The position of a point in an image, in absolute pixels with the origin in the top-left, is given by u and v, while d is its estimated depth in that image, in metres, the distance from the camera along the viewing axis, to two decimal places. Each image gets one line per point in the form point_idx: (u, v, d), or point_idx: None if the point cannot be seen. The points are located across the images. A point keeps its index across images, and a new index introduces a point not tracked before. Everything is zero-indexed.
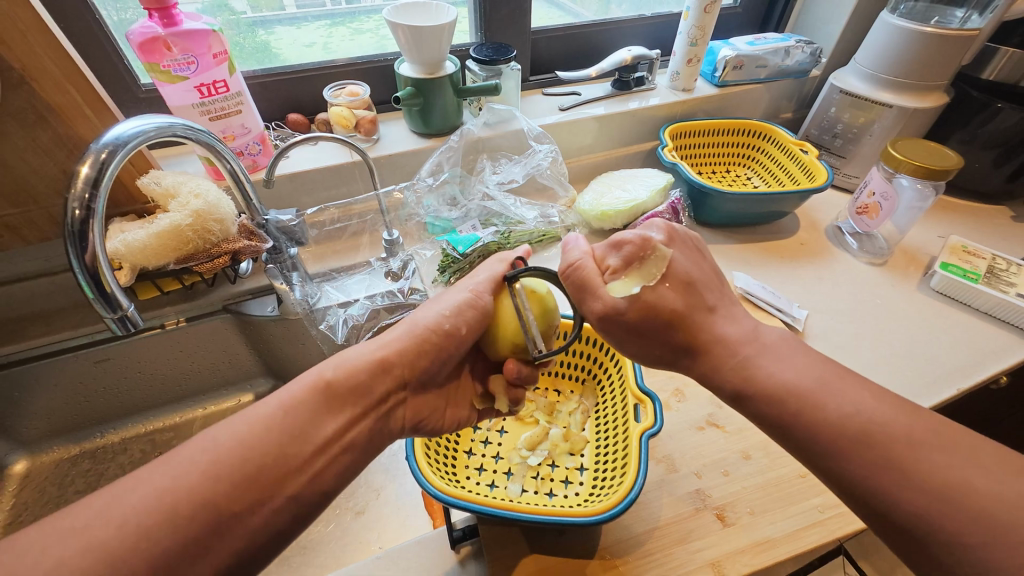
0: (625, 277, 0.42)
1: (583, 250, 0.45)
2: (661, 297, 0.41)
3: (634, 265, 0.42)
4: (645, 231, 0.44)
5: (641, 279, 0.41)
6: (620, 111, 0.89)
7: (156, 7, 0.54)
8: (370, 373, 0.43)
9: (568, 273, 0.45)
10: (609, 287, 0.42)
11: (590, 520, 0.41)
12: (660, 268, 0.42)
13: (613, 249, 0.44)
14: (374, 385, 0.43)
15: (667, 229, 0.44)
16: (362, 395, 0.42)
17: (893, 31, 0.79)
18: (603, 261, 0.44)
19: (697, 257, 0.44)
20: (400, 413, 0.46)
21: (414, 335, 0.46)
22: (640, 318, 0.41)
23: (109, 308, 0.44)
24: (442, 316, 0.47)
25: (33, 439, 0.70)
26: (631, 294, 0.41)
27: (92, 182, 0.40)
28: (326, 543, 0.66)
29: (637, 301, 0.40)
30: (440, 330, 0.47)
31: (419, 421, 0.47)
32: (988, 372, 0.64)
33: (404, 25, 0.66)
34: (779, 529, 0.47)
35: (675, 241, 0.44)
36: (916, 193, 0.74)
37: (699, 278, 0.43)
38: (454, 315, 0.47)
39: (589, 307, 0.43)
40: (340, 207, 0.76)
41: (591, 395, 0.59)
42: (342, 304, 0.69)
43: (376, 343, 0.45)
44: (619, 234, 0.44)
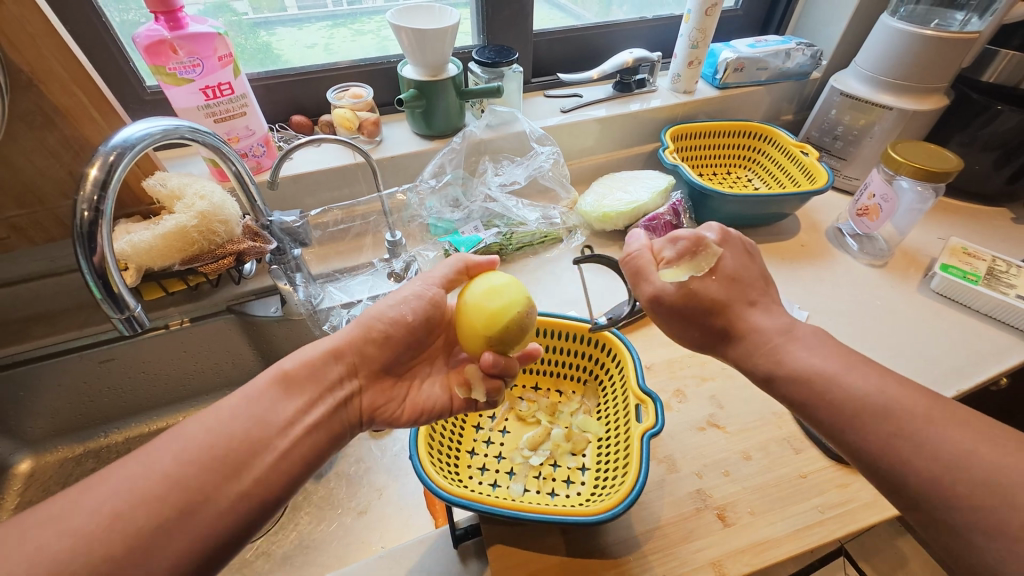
0: (675, 266, 0.44)
1: (642, 242, 0.47)
2: (706, 288, 0.43)
3: (686, 258, 0.45)
4: (701, 230, 0.46)
5: (691, 270, 0.44)
6: (621, 113, 0.89)
7: (163, 11, 0.54)
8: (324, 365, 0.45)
9: (626, 259, 0.47)
10: (660, 274, 0.44)
11: (593, 520, 0.42)
12: (711, 263, 0.44)
13: (668, 242, 0.46)
14: (326, 375, 0.44)
15: (722, 231, 0.46)
16: (315, 381, 0.43)
17: (893, 34, 0.80)
18: (658, 252, 0.46)
19: (750, 259, 0.46)
20: (356, 404, 0.46)
21: (359, 325, 0.47)
22: (686, 303, 0.43)
23: (117, 309, 0.45)
24: (386, 305, 0.48)
25: (37, 438, 0.71)
26: (680, 281, 0.43)
27: (101, 184, 0.40)
28: (329, 542, 0.67)
29: (685, 289, 0.43)
30: (384, 318, 0.48)
31: (377, 411, 0.48)
32: (988, 373, 0.64)
33: (407, 28, 0.66)
34: (779, 529, 0.47)
35: (729, 242, 0.46)
36: (916, 195, 0.75)
37: (745, 275, 0.44)
38: (399, 304, 0.49)
39: (640, 292, 0.45)
40: (344, 208, 0.77)
41: (593, 396, 0.59)
42: (345, 304, 0.71)
43: (331, 337, 0.47)
44: (677, 228, 0.46)
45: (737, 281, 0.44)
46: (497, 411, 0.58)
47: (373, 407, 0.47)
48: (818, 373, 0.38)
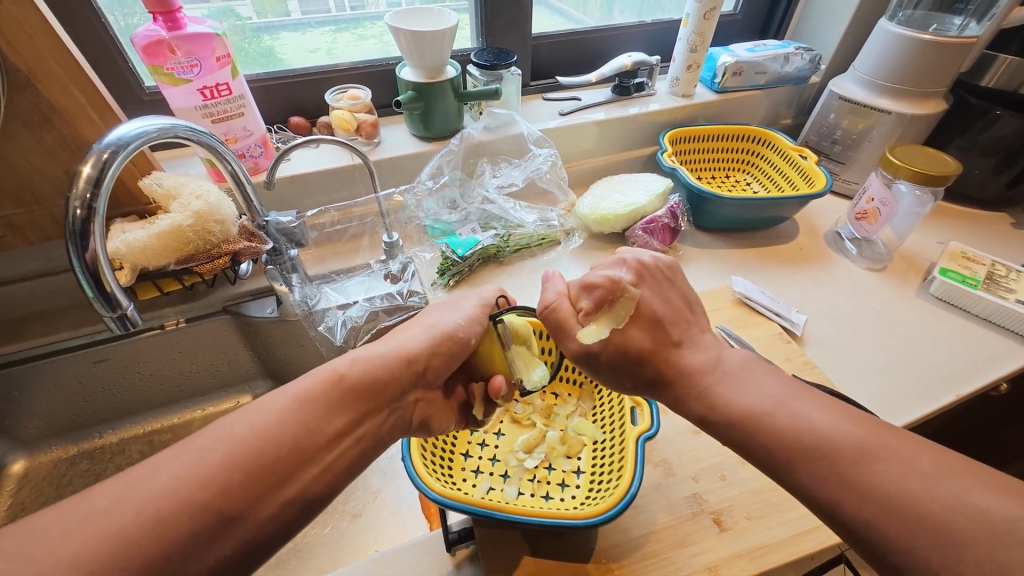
0: (596, 320, 0.44)
1: (558, 291, 0.47)
2: (630, 337, 0.43)
3: (604, 308, 0.45)
4: (614, 273, 0.46)
5: (611, 322, 0.44)
6: (620, 116, 0.89)
7: (161, 11, 0.55)
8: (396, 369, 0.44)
9: (546, 313, 0.46)
10: (580, 330, 0.44)
11: (587, 522, 0.41)
12: (628, 310, 0.44)
13: (584, 290, 0.46)
14: (395, 383, 0.44)
15: (634, 267, 0.47)
16: None
17: (891, 38, 0.80)
18: (576, 302, 0.46)
19: (666, 291, 0.46)
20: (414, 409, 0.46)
21: (432, 338, 0.47)
22: (612, 357, 0.43)
23: (109, 307, 0.45)
24: (458, 324, 0.49)
25: (32, 438, 0.70)
26: (601, 338, 0.43)
27: (94, 182, 0.40)
28: (323, 545, 0.66)
29: (608, 344, 0.43)
30: (455, 336, 0.48)
31: (428, 416, 0.48)
32: (988, 378, 0.64)
33: (404, 31, 0.66)
34: (776, 534, 0.47)
35: (644, 279, 0.46)
36: (915, 199, 0.75)
37: (666, 314, 0.44)
38: (469, 325, 0.49)
39: (565, 346, 0.45)
40: (340, 210, 0.77)
41: (589, 399, 0.58)
42: (341, 305, 0.71)
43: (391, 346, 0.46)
44: (590, 275, 0.46)
45: (664, 322, 0.44)
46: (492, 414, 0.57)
47: (425, 416, 0.47)
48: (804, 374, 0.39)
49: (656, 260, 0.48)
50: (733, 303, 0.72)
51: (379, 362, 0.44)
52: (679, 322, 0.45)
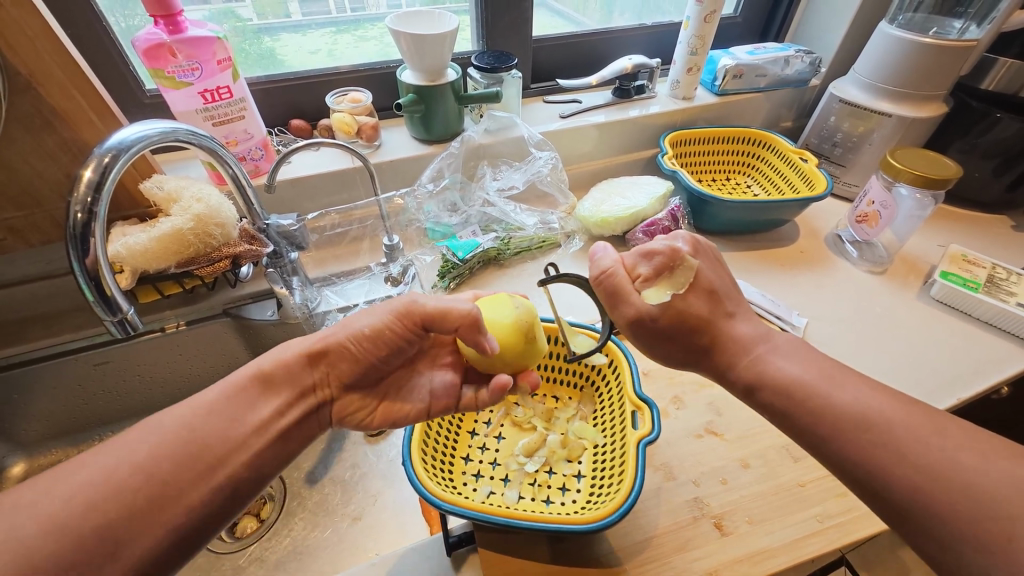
0: (655, 285, 0.44)
1: (614, 257, 0.45)
2: (690, 304, 0.43)
3: (663, 275, 0.44)
4: (674, 242, 0.46)
5: (672, 288, 0.43)
6: (620, 119, 0.90)
7: (162, 14, 0.55)
8: (309, 363, 0.44)
9: (601, 279, 0.45)
10: (641, 294, 0.43)
11: (588, 528, 0.41)
12: (688, 278, 0.44)
13: (642, 257, 0.45)
14: (309, 373, 0.44)
15: (690, 240, 0.47)
16: None
17: (891, 41, 0.80)
18: (634, 268, 0.45)
19: (717, 267, 0.47)
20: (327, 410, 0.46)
21: (335, 341, 0.45)
22: (670, 323, 0.43)
23: (109, 311, 0.44)
24: (362, 327, 0.46)
25: (31, 441, 0.70)
26: (664, 302, 0.43)
27: (94, 186, 0.40)
28: (322, 549, 0.66)
29: (670, 309, 0.43)
30: (357, 340, 0.45)
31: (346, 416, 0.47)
32: (989, 382, 0.64)
33: (405, 34, 0.66)
34: (777, 539, 0.46)
35: (699, 252, 0.46)
36: (915, 202, 0.75)
37: (721, 286, 0.45)
38: (376, 328, 0.46)
39: (621, 312, 0.44)
40: (341, 212, 0.77)
41: (589, 402, 0.58)
42: (341, 309, 0.72)
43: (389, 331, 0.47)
44: (650, 243, 0.45)
45: (719, 293, 0.44)
46: (492, 417, 0.57)
47: (342, 415, 0.47)
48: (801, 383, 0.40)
49: (705, 241, 0.49)
50: None
51: (293, 362, 0.44)
52: (732, 297, 0.45)
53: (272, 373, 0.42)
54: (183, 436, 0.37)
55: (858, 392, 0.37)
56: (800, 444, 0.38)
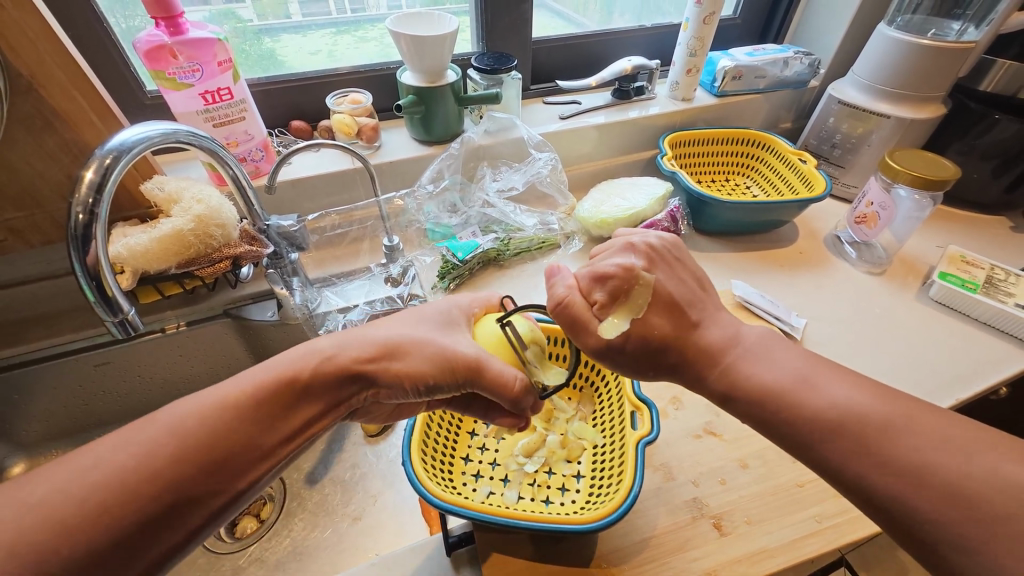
0: (612, 313, 0.43)
1: (569, 284, 0.45)
2: (652, 326, 0.43)
3: (621, 298, 0.43)
4: (625, 261, 0.45)
5: (630, 313, 0.43)
6: (619, 120, 0.90)
7: (163, 16, 0.55)
8: (347, 381, 0.42)
9: (557, 310, 0.44)
10: (599, 325, 0.43)
11: (587, 528, 0.41)
12: (646, 299, 0.43)
13: (597, 282, 0.44)
14: (345, 389, 0.42)
15: (644, 252, 0.46)
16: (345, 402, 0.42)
17: (890, 43, 0.80)
18: (589, 294, 0.44)
19: (678, 272, 0.46)
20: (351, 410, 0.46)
21: (386, 367, 0.42)
22: (634, 347, 0.43)
23: (110, 311, 0.45)
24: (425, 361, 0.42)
25: (32, 441, 0.70)
26: (621, 331, 0.42)
27: (96, 187, 0.40)
28: (322, 549, 0.66)
29: (630, 336, 0.42)
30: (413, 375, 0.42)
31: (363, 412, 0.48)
32: (987, 383, 0.64)
33: (405, 36, 0.67)
34: (776, 539, 0.47)
35: (656, 263, 0.46)
36: (914, 203, 0.75)
37: (681, 296, 0.44)
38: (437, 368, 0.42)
39: (583, 342, 0.43)
40: (341, 213, 0.78)
41: (588, 402, 0.58)
42: (342, 309, 0.72)
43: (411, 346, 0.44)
44: (601, 265, 0.45)
45: (680, 304, 0.44)
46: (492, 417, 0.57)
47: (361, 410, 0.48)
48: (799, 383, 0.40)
49: (663, 241, 0.47)
50: (733, 307, 0.72)
51: (333, 375, 0.41)
52: (694, 304, 0.45)
53: (307, 383, 0.40)
54: (208, 436, 0.35)
55: (855, 392, 0.38)
56: (799, 445, 0.38)
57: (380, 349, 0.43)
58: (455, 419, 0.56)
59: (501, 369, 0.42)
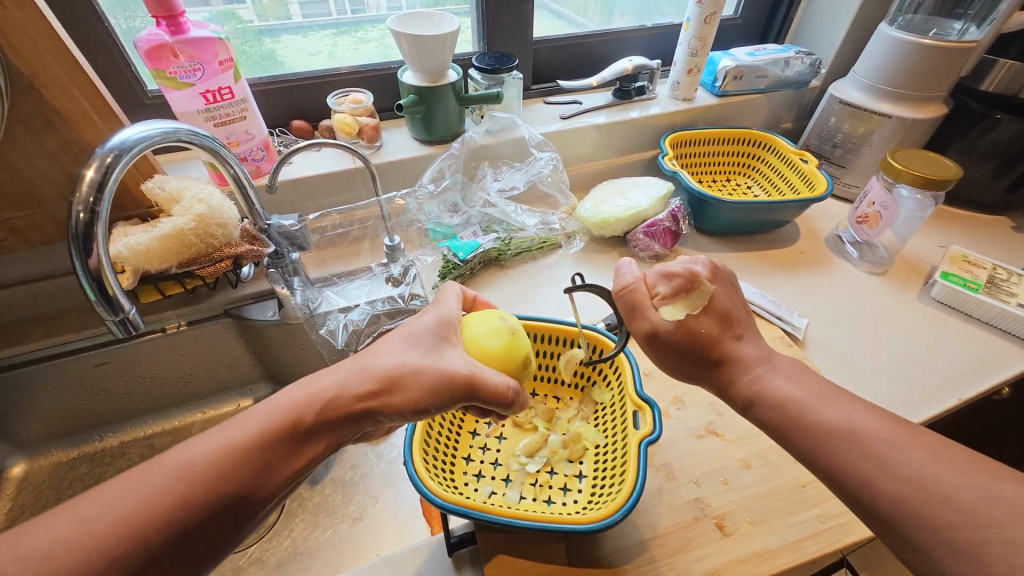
0: (672, 304, 0.45)
1: (637, 275, 0.47)
2: (702, 324, 0.44)
3: (682, 295, 0.45)
4: (693, 265, 0.47)
5: (686, 308, 0.44)
6: (620, 120, 0.90)
7: (164, 15, 0.55)
8: (352, 416, 0.41)
9: (622, 293, 0.46)
10: (657, 311, 0.45)
11: (589, 528, 0.41)
12: (703, 301, 0.45)
13: (663, 278, 0.46)
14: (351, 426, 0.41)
15: (710, 266, 0.47)
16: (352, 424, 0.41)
17: (891, 43, 0.80)
18: (653, 287, 0.46)
19: (734, 292, 0.47)
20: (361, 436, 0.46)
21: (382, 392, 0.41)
22: (681, 338, 0.44)
23: (111, 311, 0.44)
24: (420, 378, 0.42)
25: (32, 441, 0.70)
26: (677, 320, 0.44)
27: (96, 185, 0.40)
28: (323, 549, 0.66)
29: (683, 327, 0.44)
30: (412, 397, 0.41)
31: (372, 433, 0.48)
32: (990, 383, 0.64)
33: (406, 35, 0.67)
34: (779, 539, 0.46)
35: (717, 276, 0.47)
36: (916, 203, 0.75)
37: (735, 311, 0.45)
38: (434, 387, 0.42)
39: (638, 326, 0.46)
40: (342, 212, 0.77)
41: (590, 403, 0.58)
42: (342, 309, 0.71)
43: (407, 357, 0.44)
44: (670, 265, 0.47)
45: (732, 318, 0.45)
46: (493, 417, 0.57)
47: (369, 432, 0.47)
48: (799, 380, 0.40)
49: (727, 270, 0.49)
50: None
51: (332, 414, 0.40)
52: (744, 321, 0.46)
53: (310, 420, 0.39)
54: None
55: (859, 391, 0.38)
56: (802, 445, 0.38)
57: (378, 382, 0.41)
58: (457, 419, 0.55)
59: (496, 379, 0.42)
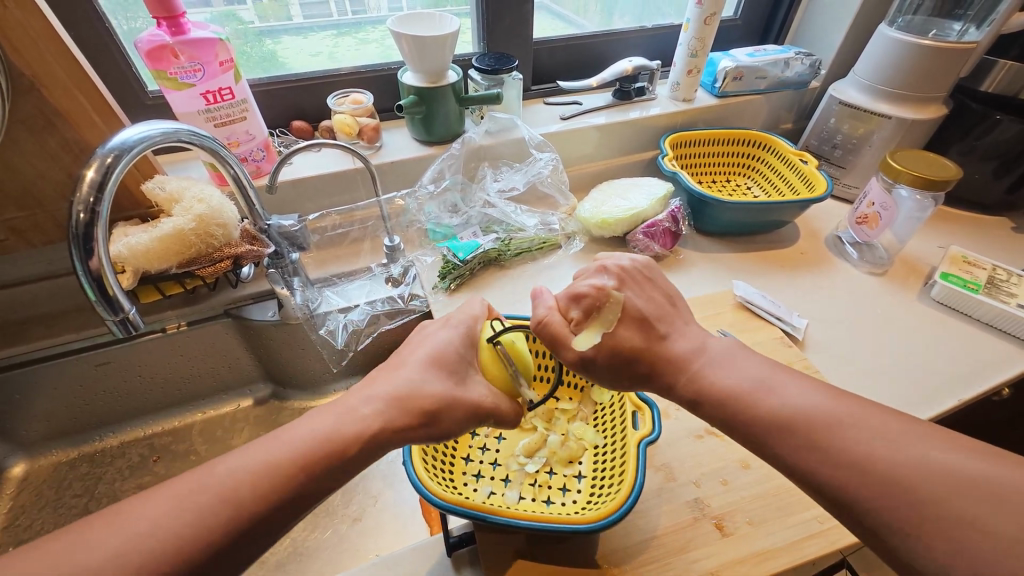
0: (586, 328, 0.45)
1: (548, 304, 0.48)
2: (622, 337, 0.44)
3: (593, 315, 0.45)
4: (598, 280, 0.47)
5: (601, 327, 0.44)
6: (620, 121, 0.90)
7: (165, 16, 0.55)
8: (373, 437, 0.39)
9: (538, 327, 0.46)
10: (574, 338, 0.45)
11: (588, 528, 0.41)
12: (615, 314, 0.45)
13: (573, 301, 0.46)
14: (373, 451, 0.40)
15: (617, 273, 0.47)
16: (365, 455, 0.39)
17: (891, 44, 0.80)
18: (567, 312, 0.46)
19: (649, 290, 0.47)
20: None
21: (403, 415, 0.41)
22: (608, 360, 0.44)
23: (112, 311, 0.45)
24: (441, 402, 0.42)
25: (32, 441, 0.70)
26: (593, 343, 0.44)
27: (97, 186, 0.40)
28: (322, 550, 0.66)
29: (654, 336, 0.44)
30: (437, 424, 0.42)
31: None
32: (990, 384, 0.64)
33: (406, 36, 0.67)
34: (778, 539, 0.46)
35: (626, 282, 0.47)
36: (915, 204, 0.75)
37: (651, 312, 0.45)
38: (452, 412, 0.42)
39: (562, 356, 0.45)
40: (342, 213, 0.78)
41: (590, 403, 0.58)
42: (342, 309, 0.72)
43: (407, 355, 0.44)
44: (576, 286, 0.47)
45: (650, 320, 0.45)
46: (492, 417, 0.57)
47: None
48: (798, 379, 0.40)
49: (635, 261, 0.49)
50: (734, 307, 0.72)
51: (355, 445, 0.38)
52: (664, 318, 0.46)
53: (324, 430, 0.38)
54: None
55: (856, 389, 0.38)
56: None
57: (393, 399, 0.41)
58: None
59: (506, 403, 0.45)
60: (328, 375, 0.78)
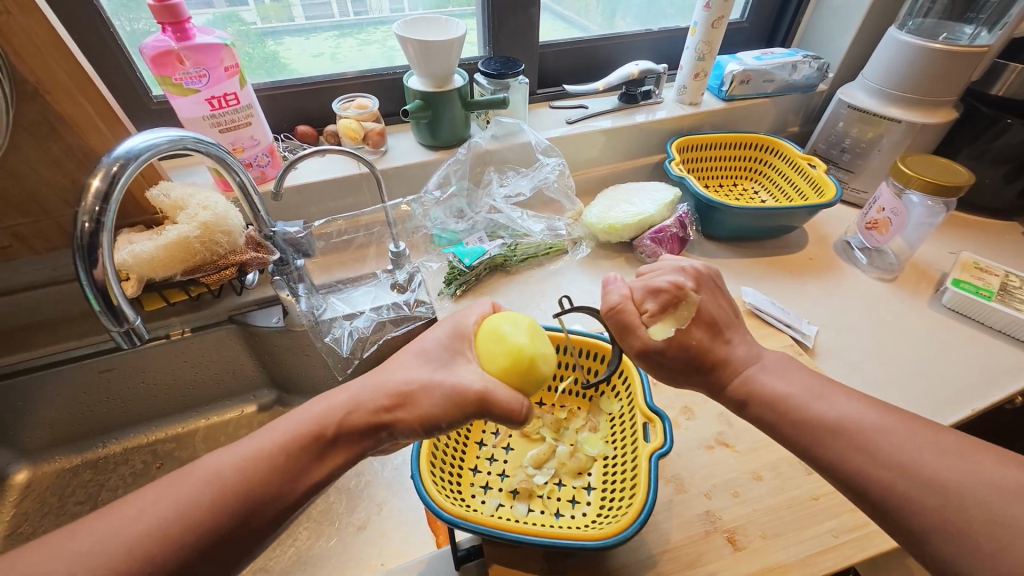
0: (662, 320, 0.43)
1: (622, 291, 0.45)
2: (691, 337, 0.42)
3: (669, 310, 0.43)
4: (676, 277, 0.45)
5: (676, 323, 0.43)
6: (626, 125, 0.89)
7: (170, 21, 0.55)
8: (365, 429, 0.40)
9: (610, 313, 0.44)
10: (647, 329, 0.43)
11: (600, 544, 0.40)
12: (691, 312, 0.43)
13: (650, 293, 0.44)
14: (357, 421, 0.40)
15: (693, 274, 0.46)
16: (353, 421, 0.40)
17: (900, 47, 0.80)
18: (641, 303, 0.44)
19: (721, 298, 0.45)
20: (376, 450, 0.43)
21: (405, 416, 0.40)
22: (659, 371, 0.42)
23: (115, 321, 0.44)
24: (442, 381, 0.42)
25: (35, 448, 0.70)
26: (670, 337, 0.42)
27: (102, 195, 0.40)
28: (328, 558, 0.65)
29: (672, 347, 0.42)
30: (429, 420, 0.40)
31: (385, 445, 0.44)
32: (1004, 393, 0.63)
33: (413, 40, 0.66)
34: (792, 554, 0.46)
35: (702, 284, 0.45)
36: (926, 210, 0.74)
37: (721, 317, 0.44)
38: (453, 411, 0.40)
39: (629, 345, 0.43)
40: (348, 219, 0.76)
41: (600, 413, 0.57)
42: (347, 316, 0.71)
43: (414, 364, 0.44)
44: (653, 278, 0.45)
45: (719, 325, 0.44)
46: (500, 428, 0.56)
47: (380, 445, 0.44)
48: (813, 386, 0.39)
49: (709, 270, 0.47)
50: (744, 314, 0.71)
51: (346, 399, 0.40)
52: (731, 326, 0.44)
53: (321, 416, 0.39)
54: None
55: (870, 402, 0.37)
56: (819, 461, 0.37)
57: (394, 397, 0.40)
58: (463, 430, 0.54)
59: (509, 400, 0.40)
60: (332, 382, 0.77)
